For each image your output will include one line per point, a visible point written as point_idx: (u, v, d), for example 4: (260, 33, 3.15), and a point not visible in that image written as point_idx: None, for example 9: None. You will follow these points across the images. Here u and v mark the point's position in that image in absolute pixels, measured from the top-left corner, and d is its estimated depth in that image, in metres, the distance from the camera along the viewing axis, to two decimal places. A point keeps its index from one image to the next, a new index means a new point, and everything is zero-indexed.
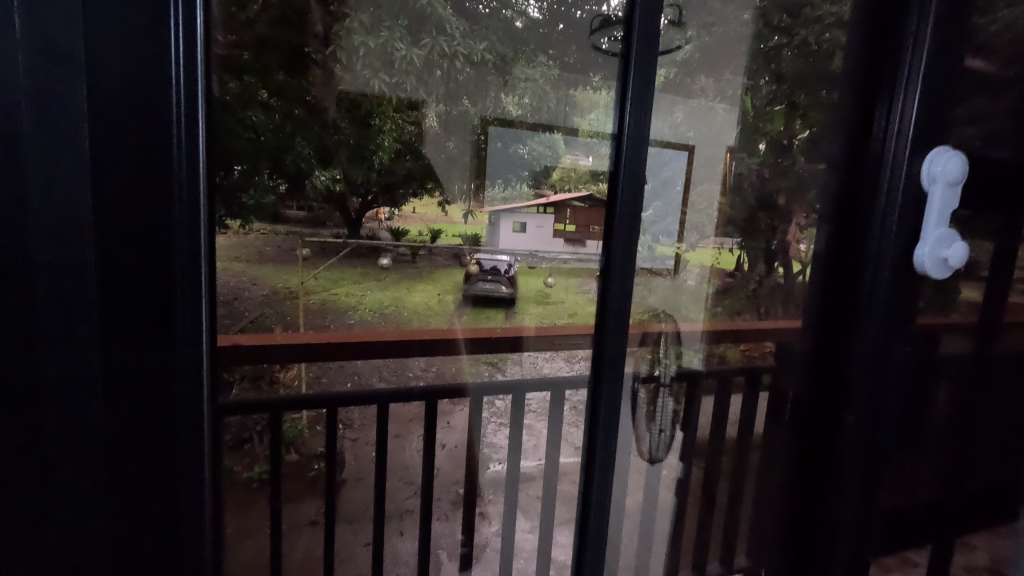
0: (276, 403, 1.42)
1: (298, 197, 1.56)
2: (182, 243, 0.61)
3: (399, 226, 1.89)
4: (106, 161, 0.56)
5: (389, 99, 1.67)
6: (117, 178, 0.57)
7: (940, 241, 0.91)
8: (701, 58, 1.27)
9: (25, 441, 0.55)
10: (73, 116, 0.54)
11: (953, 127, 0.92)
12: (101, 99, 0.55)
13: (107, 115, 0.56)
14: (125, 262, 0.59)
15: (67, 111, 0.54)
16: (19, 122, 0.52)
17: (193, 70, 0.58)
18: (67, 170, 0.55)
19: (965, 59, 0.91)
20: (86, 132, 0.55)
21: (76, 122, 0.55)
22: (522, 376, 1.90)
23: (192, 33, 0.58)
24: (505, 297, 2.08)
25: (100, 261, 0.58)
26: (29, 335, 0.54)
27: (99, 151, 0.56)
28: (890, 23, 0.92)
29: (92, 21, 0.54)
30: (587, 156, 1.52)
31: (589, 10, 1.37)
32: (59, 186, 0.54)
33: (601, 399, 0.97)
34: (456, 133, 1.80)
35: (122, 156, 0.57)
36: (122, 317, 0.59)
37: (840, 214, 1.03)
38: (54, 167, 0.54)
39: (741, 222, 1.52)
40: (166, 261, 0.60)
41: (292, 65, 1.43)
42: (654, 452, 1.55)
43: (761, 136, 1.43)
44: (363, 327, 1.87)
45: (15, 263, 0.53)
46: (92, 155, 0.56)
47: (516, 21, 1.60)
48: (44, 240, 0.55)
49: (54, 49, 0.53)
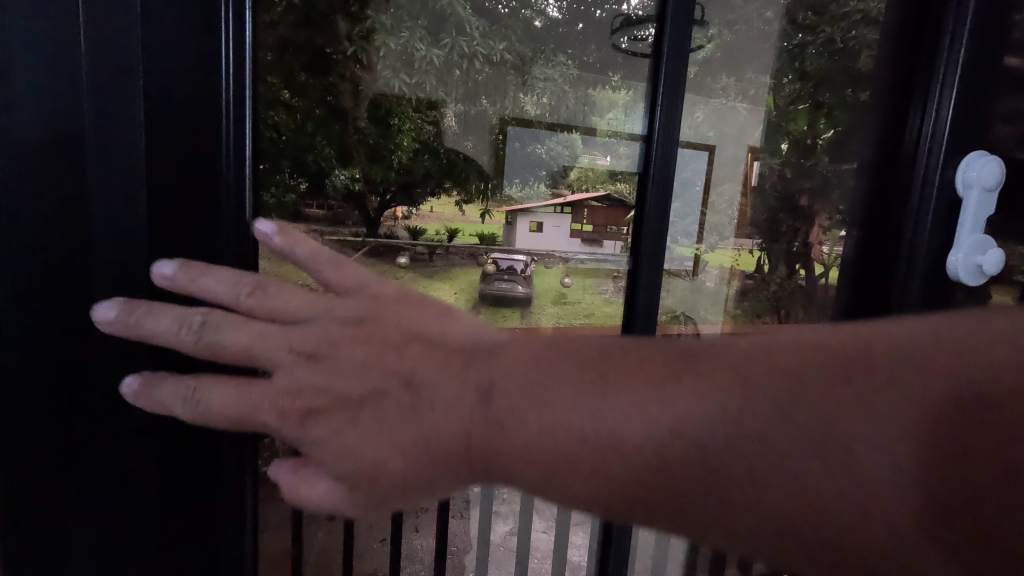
0: None
1: (319, 197, 1.39)
2: (231, 236, 0.74)
3: (419, 225, 1.66)
4: (160, 168, 0.69)
5: (408, 99, 1.60)
6: (162, 180, 0.69)
7: (973, 245, 0.98)
8: (721, 59, 1.31)
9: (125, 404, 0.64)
10: (125, 126, 0.66)
11: (988, 116, 0.99)
12: (157, 114, 0.68)
13: (161, 129, 0.68)
14: (175, 249, 0.70)
15: (124, 129, 0.66)
16: (75, 134, 0.64)
17: (243, 91, 0.72)
18: (115, 175, 0.67)
19: (1000, 55, 0.97)
20: (133, 144, 0.67)
21: (128, 136, 0.67)
22: None
23: (241, 59, 0.71)
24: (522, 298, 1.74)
25: (147, 246, 0.69)
26: (61, 312, 0.66)
27: (149, 161, 0.68)
28: (928, 23, 1.02)
29: (151, 50, 0.66)
30: (605, 157, 1.64)
31: (609, 10, 1.53)
32: (100, 187, 0.66)
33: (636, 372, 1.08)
34: (475, 133, 1.67)
35: (175, 165, 0.69)
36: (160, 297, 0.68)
37: (877, 206, 1.12)
38: (113, 173, 0.66)
39: (762, 224, 1.43)
40: (214, 250, 0.72)
41: (315, 66, 1.34)
42: None
43: (782, 135, 1.39)
44: None
45: (53, 251, 0.65)
46: (144, 165, 0.68)
47: (536, 19, 1.63)
48: (93, 231, 0.66)
49: (115, 67, 0.65)
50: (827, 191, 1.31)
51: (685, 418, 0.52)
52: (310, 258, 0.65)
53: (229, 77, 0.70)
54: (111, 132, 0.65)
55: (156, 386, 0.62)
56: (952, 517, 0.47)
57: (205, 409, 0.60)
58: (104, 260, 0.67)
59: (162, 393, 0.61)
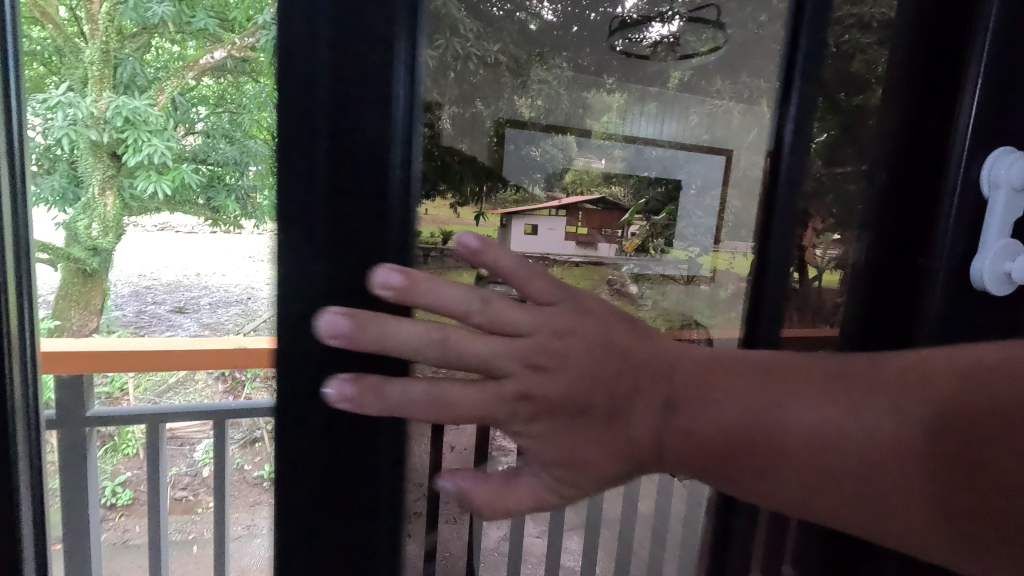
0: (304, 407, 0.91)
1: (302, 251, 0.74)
2: (395, 234, 0.69)
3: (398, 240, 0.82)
4: (347, 161, 0.66)
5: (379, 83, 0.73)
6: (339, 176, 0.65)
7: (1002, 250, 0.94)
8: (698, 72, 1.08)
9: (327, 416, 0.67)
10: (319, 122, 0.64)
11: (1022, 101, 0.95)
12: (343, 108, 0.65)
13: (344, 123, 0.65)
14: (350, 247, 0.66)
15: (313, 125, 0.64)
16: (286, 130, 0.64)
17: (414, 71, 0.68)
18: (306, 174, 0.64)
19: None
20: (321, 143, 0.64)
21: (317, 134, 0.64)
22: None
23: (415, 38, 0.67)
24: None
25: (329, 244, 0.65)
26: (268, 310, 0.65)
27: (335, 157, 0.65)
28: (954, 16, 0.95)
29: (345, 39, 0.63)
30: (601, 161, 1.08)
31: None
32: (299, 187, 0.64)
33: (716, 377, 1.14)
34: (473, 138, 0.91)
35: (360, 160, 0.66)
36: (346, 295, 0.66)
37: (900, 208, 1.02)
38: (309, 170, 0.64)
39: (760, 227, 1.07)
40: (388, 247, 0.69)
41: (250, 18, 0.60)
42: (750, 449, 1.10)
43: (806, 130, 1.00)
44: None
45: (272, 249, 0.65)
46: (333, 159, 0.65)
47: (531, 24, 0.96)
48: (291, 235, 0.65)
49: (311, 57, 0.63)
50: (826, 194, 1.00)
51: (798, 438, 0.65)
52: (516, 265, 0.60)
53: (407, 65, 0.67)
54: (359, 136, 0.66)
55: (375, 393, 0.59)
56: (949, 473, 0.64)
57: (453, 406, 0.58)
58: (339, 265, 0.66)
59: (398, 390, 0.59)
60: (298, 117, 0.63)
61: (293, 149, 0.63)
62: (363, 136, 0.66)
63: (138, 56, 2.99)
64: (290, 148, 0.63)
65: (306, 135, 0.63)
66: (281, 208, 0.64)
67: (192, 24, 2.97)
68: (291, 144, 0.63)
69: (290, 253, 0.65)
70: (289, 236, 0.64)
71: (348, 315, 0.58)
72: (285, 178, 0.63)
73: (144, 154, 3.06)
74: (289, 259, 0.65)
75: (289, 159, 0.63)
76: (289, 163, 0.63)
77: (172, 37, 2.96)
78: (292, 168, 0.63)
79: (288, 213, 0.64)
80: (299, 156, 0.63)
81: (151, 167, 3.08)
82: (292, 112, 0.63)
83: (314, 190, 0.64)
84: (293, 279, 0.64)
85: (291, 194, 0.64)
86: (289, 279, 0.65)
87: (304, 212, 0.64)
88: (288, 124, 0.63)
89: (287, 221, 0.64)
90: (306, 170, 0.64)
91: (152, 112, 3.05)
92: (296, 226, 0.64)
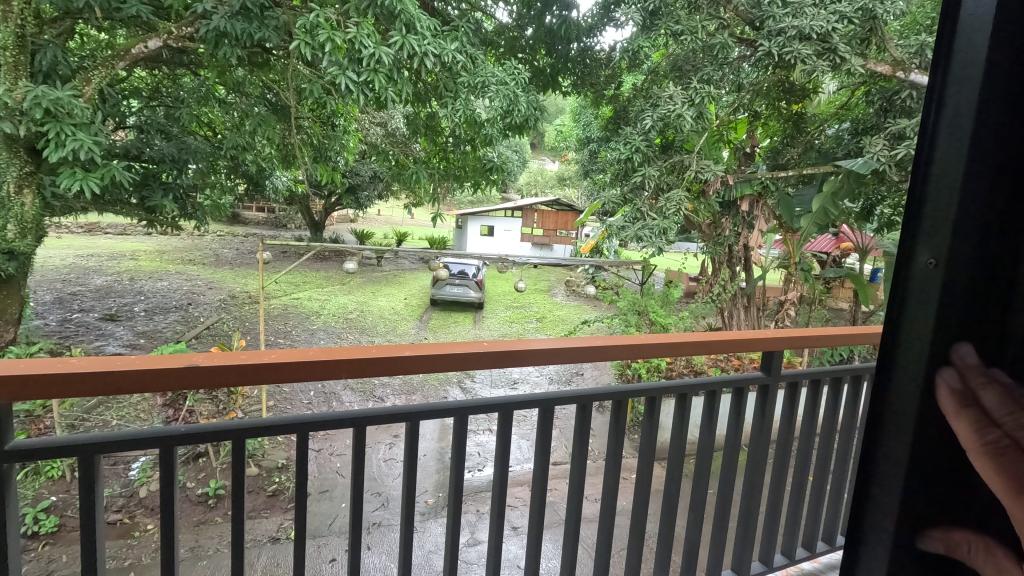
0: (242, 438, 0.68)
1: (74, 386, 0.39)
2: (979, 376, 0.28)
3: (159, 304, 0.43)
4: (974, 232, 0.28)
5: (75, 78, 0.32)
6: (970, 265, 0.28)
7: None
8: None
9: (881, 517, 0.32)
10: (966, 153, 0.28)
11: None
12: (986, 123, 0.28)
13: (987, 143, 0.28)
14: (927, 408, 0.29)
15: (945, 168, 0.29)
16: (931, 174, 0.30)
17: None
18: (948, 264, 0.29)
19: None
20: (957, 196, 0.29)
21: (952, 181, 0.29)
22: (651, 389, 0.92)
23: None
24: (490, 348, 0.75)
25: (919, 402, 0.29)
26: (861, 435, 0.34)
27: (966, 226, 0.28)
28: None
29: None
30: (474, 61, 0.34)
31: None
32: (924, 285, 0.30)
33: (777, 360, 0.97)
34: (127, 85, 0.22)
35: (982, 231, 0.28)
36: (945, 457, 0.28)
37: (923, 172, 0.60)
38: (939, 248, 0.29)
39: None
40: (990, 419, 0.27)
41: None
42: (787, 404, 1.02)
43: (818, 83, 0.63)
44: (291, 378, 0.65)
45: (875, 391, 0.32)
46: (960, 230, 0.28)
47: None
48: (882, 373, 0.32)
49: (969, 38, 0.28)
50: None
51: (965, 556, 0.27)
52: None
53: None
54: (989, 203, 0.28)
55: (947, 502, 0.28)
56: None
57: None
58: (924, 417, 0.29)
59: (963, 506, 0.27)
60: (931, 151, 0.30)
61: (965, 89, 0.28)
62: (995, 147, 0.28)
63: (58, 43, 2.69)
64: (963, 90, 0.28)
65: (994, 57, 0.27)
66: (910, 217, 0.31)
67: (121, 11, 2.47)
68: (957, 79, 0.28)
69: (933, 292, 0.29)
70: (946, 260, 0.29)
71: (949, 346, 0.28)
72: (938, 152, 0.29)
73: (68, 150, 2.35)
74: (916, 298, 0.30)
75: (960, 115, 0.28)
76: (961, 124, 0.28)
77: (98, 24, 2.69)
78: (965, 135, 0.28)
79: (922, 215, 0.30)
80: (982, 116, 0.28)
81: (75, 163, 2.51)
82: (943, 117, 0.29)
83: (992, 161, 0.28)
84: (916, 340, 0.30)
85: (944, 176, 0.29)
86: (899, 346, 0.31)
87: (967, 212, 0.28)
88: (949, 53, 0.29)
89: (918, 231, 0.30)
90: (994, 121, 0.27)
91: (78, 104, 2.40)
92: (959, 245, 0.29)
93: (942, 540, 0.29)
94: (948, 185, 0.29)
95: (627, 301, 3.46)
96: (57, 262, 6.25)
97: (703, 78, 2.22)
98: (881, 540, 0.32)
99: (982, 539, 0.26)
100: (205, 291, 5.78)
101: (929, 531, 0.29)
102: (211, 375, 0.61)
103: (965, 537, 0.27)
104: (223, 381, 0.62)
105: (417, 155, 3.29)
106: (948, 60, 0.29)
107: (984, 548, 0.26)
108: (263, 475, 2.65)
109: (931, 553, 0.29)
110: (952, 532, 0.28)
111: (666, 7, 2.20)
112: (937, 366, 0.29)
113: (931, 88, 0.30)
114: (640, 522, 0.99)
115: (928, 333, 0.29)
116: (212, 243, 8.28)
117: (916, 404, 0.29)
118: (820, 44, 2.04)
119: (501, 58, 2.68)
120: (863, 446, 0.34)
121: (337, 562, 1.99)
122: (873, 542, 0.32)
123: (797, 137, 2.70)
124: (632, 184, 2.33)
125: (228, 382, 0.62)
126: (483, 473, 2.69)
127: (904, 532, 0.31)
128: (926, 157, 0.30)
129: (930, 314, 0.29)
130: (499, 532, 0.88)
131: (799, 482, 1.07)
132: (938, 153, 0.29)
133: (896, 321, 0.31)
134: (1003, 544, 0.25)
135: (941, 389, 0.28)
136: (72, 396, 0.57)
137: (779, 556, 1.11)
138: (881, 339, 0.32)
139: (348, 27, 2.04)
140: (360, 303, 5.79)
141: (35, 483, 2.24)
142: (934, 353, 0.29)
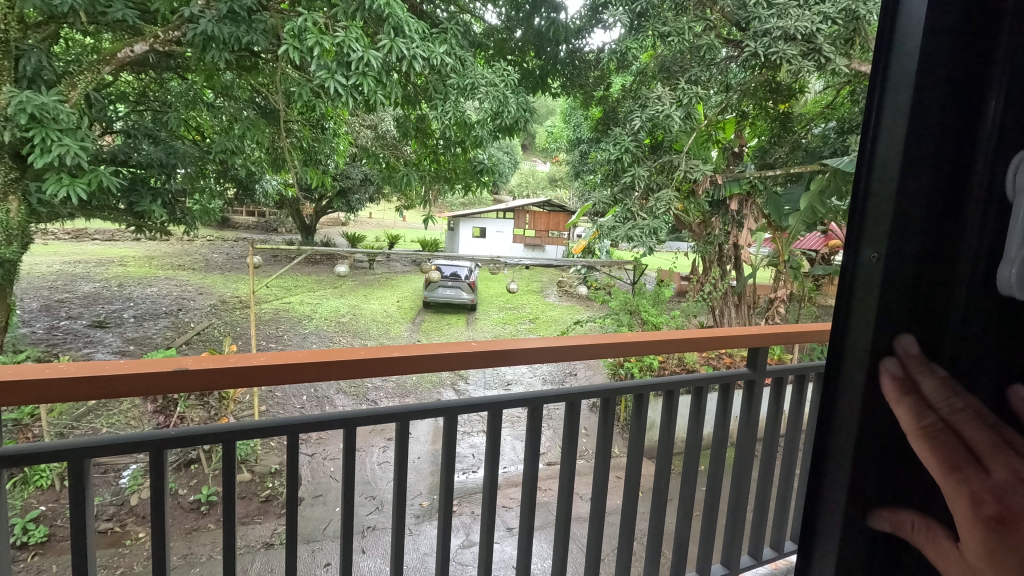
0: (230, 443, 0.68)
1: None
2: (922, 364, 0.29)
3: None
4: (912, 231, 0.29)
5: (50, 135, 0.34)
6: (912, 259, 0.29)
7: None
8: None
9: (840, 502, 0.33)
10: (900, 156, 0.29)
11: None
12: (921, 122, 0.28)
13: (920, 142, 0.28)
14: (880, 401, 0.30)
15: (885, 170, 0.30)
16: (876, 175, 0.31)
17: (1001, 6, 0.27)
18: (895, 262, 0.30)
19: None
20: (892, 200, 0.30)
21: (889, 182, 0.30)
22: (637, 388, 0.93)
23: None
24: (477, 346, 0.76)
25: (869, 397, 0.30)
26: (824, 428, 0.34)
27: (900, 226, 0.30)
28: None
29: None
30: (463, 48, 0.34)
31: None
32: (868, 282, 0.31)
33: (762, 355, 0.98)
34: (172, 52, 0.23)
35: (918, 228, 0.29)
36: (897, 443, 0.29)
37: None
38: (885, 246, 0.30)
39: None
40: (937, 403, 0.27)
41: None
42: (773, 399, 1.04)
43: None
44: (275, 378, 0.65)
45: (836, 385, 0.33)
46: (895, 229, 0.30)
47: None
48: (841, 369, 0.33)
49: (905, 43, 0.29)
50: None
51: (909, 534, 0.28)
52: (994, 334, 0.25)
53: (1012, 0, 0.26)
54: (927, 201, 0.29)
55: (897, 481, 0.29)
56: None
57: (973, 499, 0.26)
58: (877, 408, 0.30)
59: (911, 485, 0.28)
60: (873, 155, 0.31)
61: (899, 95, 0.29)
62: (926, 145, 0.28)
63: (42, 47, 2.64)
64: (899, 94, 0.29)
65: (927, 59, 0.28)
66: (856, 222, 0.32)
67: (107, 15, 2.43)
68: (894, 86, 0.30)
69: (874, 287, 0.30)
70: (889, 254, 0.30)
71: (891, 341, 0.29)
72: (880, 151, 0.31)
73: (54, 156, 2.34)
74: (862, 291, 0.31)
75: (896, 121, 0.29)
76: (896, 130, 0.30)
77: (83, 29, 2.67)
78: (902, 134, 0.29)
79: (867, 214, 0.31)
80: (915, 115, 0.29)
81: (61, 168, 2.47)
82: (885, 120, 0.30)
83: (928, 158, 0.28)
84: (862, 331, 0.31)
85: (883, 179, 0.30)
86: (852, 338, 0.32)
87: (906, 211, 0.29)
88: (886, 65, 0.30)
89: (865, 229, 0.31)
90: (926, 121, 0.28)
91: (64, 108, 2.37)
92: (902, 240, 0.29)
93: (888, 518, 0.30)
94: (891, 180, 0.30)
95: (618, 301, 3.48)
96: (43, 270, 6.19)
97: (691, 77, 2.27)
98: (834, 529, 0.33)
99: (924, 518, 0.27)
100: (195, 297, 5.74)
101: (880, 513, 0.30)
102: (197, 373, 0.61)
103: (916, 523, 0.28)
104: (209, 380, 0.62)
105: (408, 158, 3.31)
106: (887, 65, 0.30)
107: (924, 525, 0.27)
108: (256, 480, 2.66)
109: (881, 533, 0.30)
110: (898, 511, 0.29)
111: (653, 9, 2.23)
112: (879, 357, 0.30)
113: (874, 94, 0.31)
114: (628, 518, 1.00)
115: (869, 324, 0.30)
116: (202, 248, 8.24)
117: (860, 393, 0.31)
118: (805, 44, 2.07)
119: (491, 59, 2.67)
120: (822, 437, 0.34)
121: (331, 567, 1.98)
122: (828, 527, 0.34)
123: (784, 137, 2.75)
124: (622, 184, 2.35)
125: (215, 381, 0.63)
126: (477, 475, 2.70)
127: (853, 513, 0.32)
128: (870, 161, 0.31)
129: (872, 311, 0.30)
130: (490, 532, 0.88)
131: (785, 476, 1.09)
132: (879, 157, 0.30)
133: (845, 318, 0.32)
134: (939, 522, 0.26)
135: (883, 376, 0.29)
136: (60, 401, 0.57)
137: (767, 549, 1.12)
138: (833, 335, 0.33)
139: (336, 31, 2.03)
140: (352, 306, 5.77)
141: (24, 493, 2.22)
142: (876, 344, 0.30)
